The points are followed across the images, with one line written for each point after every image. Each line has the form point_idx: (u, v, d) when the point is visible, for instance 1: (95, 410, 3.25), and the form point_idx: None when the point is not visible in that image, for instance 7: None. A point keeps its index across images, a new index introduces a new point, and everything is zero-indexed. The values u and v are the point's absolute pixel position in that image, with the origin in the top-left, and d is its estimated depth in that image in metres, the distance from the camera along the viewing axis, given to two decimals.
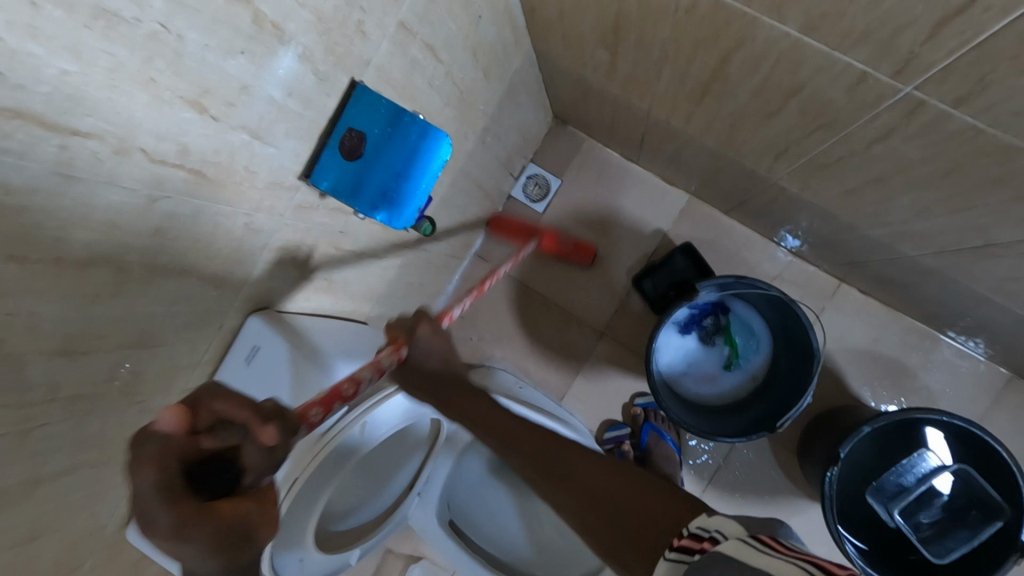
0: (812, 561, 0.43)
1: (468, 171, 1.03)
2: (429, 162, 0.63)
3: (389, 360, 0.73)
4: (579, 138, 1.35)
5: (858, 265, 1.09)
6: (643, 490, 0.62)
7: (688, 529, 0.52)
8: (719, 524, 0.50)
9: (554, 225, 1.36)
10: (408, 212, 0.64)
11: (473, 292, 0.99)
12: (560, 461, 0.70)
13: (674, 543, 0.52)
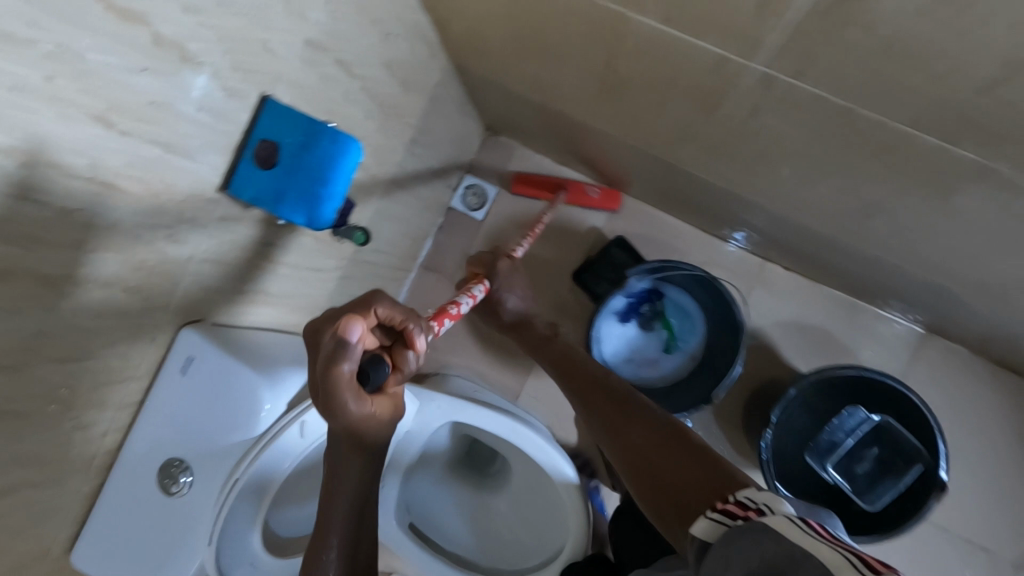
0: (854, 553, 0.45)
1: (400, 182, 1.08)
2: (343, 167, 0.64)
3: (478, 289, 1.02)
4: (512, 146, 1.42)
5: (774, 240, 1.17)
6: (682, 466, 0.67)
7: (736, 497, 0.57)
8: (768, 498, 0.54)
9: (495, 231, 1.42)
10: (327, 213, 0.66)
11: (531, 236, 1.17)
12: (633, 430, 0.80)
13: (718, 507, 0.57)
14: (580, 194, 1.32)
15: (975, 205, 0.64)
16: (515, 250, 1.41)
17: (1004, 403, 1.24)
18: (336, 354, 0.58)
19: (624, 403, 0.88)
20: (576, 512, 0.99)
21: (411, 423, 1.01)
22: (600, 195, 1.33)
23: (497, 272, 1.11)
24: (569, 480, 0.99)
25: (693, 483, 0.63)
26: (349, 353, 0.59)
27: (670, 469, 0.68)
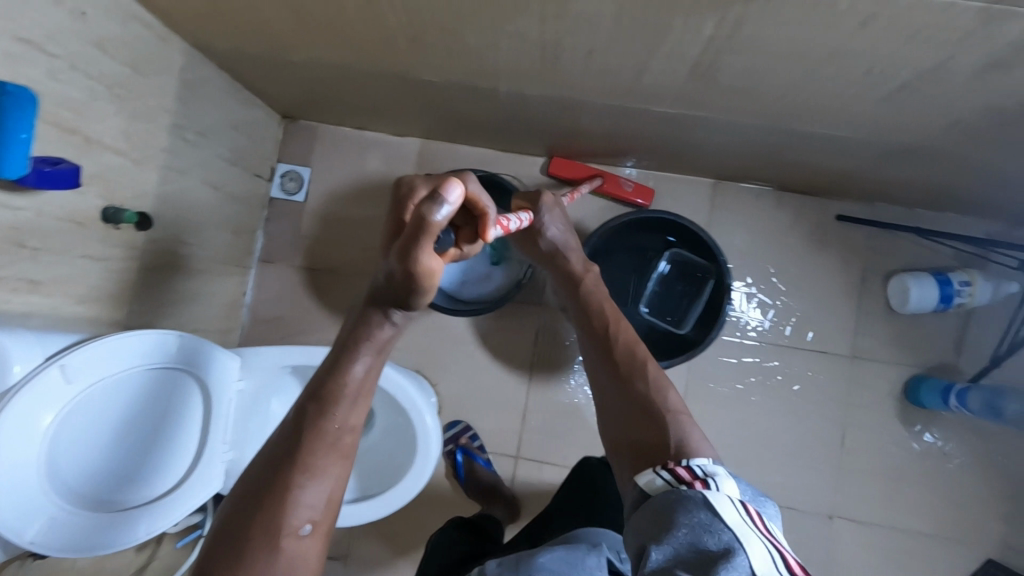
0: (773, 543, 0.67)
1: (180, 168, 1.13)
2: (21, 112, 0.69)
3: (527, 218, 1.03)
4: (313, 126, 1.49)
5: (550, 133, 1.28)
6: (654, 430, 0.88)
7: (688, 464, 0.80)
8: (715, 475, 0.76)
9: (319, 207, 1.48)
10: (15, 155, 0.70)
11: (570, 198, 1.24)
12: (612, 371, 0.97)
13: (668, 467, 0.80)
14: (614, 184, 1.37)
15: (589, 10, 0.75)
16: (343, 219, 1.47)
17: (793, 222, 1.39)
18: (429, 203, 0.57)
19: (601, 331, 1.02)
20: (419, 406, 1.07)
21: (244, 377, 1.03)
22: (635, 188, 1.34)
23: (543, 208, 1.10)
24: (405, 381, 1.07)
25: (657, 440, 0.86)
26: (450, 209, 0.58)
27: (642, 423, 0.90)
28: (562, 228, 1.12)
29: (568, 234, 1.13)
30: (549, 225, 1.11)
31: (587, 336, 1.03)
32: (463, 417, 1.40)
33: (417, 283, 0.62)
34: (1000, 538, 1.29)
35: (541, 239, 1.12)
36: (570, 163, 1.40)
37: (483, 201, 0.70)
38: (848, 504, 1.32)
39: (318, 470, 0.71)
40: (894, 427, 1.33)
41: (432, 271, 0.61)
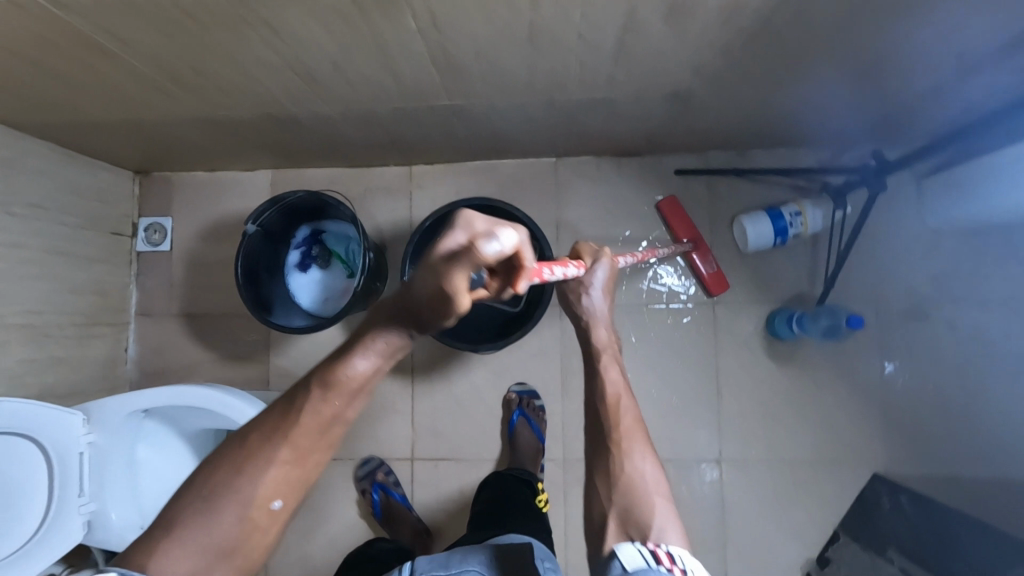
0: None
1: (13, 241, 1.16)
2: None
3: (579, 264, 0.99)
4: (165, 177, 1.52)
5: (379, 143, 1.32)
6: (637, 509, 0.86)
7: (666, 547, 0.79)
8: (691, 565, 0.77)
9: (186, 254, 1.51)
10: None
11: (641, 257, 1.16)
12: (604, 438, 0.94)
13: (648, 548, 0.79)
14: (700, 257, 1.36)
15: (302, 27, 0.79)
16: (211, 261, 1.50)
17: (637, 187, 1.43)
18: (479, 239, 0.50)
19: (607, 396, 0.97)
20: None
21: (93, 430, 1.06)
22: (711, 277, 1.35)
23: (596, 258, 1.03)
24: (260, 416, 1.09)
25: (636, 517, 0.85)
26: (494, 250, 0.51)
27: (617, 496, 0.88)
28: (605, 288, 1.06)
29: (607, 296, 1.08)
30: (598, 284, 1.05)
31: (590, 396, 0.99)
32: (354, 431, 1.43)
33: (440, 304, 0.55)
34: (879, 455, 1.32)
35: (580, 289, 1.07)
36: (680, 209, 1.38)
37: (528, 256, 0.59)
38: (731, 448, 1.36)
39: (299, 455, 0.72)
40: (764, 363, 1.37)
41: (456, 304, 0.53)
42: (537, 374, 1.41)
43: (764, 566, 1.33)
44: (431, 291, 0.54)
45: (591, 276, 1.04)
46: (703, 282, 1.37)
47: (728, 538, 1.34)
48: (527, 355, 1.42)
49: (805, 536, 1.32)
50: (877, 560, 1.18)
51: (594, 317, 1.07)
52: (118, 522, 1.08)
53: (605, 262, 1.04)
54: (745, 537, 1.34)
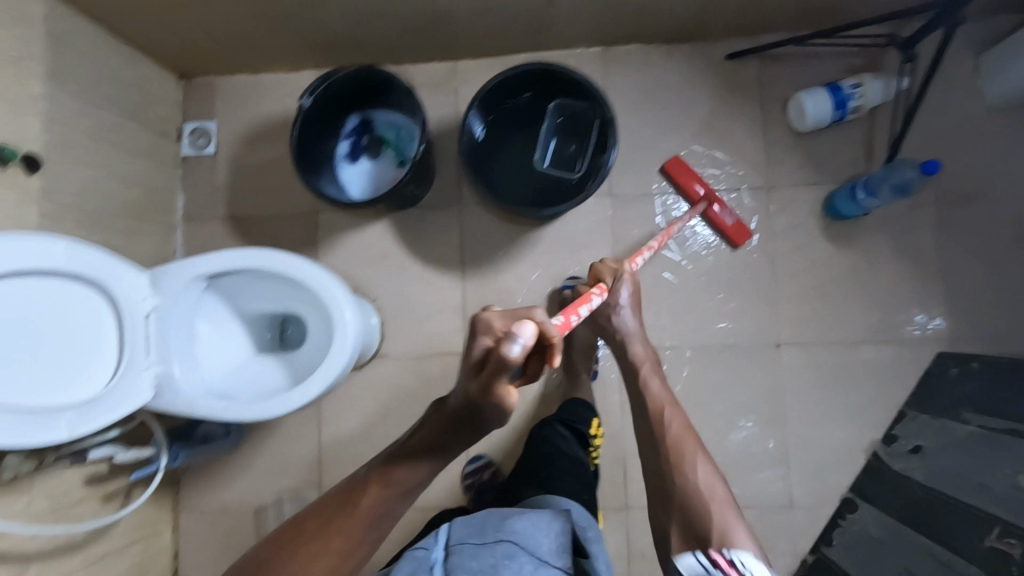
0: None
1: (66, 118, 1.16)
2: None
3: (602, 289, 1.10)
4: (207, 81, 1.50)
5: (428, 29, 1.30)
6: (692, 515, 0.88)
7: (729, 554, 0.80)
8: (750, 565, 0.77)
9: (230, 157, 1.50)
10: None
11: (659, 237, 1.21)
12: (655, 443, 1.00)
13: (712, 554, 0.81)
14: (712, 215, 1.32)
15: None
16: (255, 164, 1.49)
17: (686, 74, 1.40)
18: (506, 343, 0.60)
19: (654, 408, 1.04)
20: (340, 301, 1.06)
21: (158, 294, 1.04)
22: (732, 227, 1.32)
23: (616, 282, 1.14)
24: (327, 277, 1.06)
25: (695, 524, 0.87)
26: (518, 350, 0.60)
27: (678, 515, 0.90)
28: (633, 304, 1.16)
29: (636, 313, 1.16)
30: (626, 303, 1.15)
31: (639, 413, 1.07)
32: (406, 327, 1.42)
33: (490, 401, 0.66)
34: (941, 330, 1.29)
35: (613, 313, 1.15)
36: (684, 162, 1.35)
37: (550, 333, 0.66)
38: (789, 331, 1.33)
39: (343, 548, 0.79)
40: (823, 245, 1.34)
41: (502, 398, 0.64)
42: (590, 264, 1.39)
43: (826, 447, 1.30)
44: (478, 392, 0.65)
45: (618, 298, 1.14)
46: (725, 234, 1.34)
47: (789, 423, 1.32)
48: (578, 247, 1.40)
49: (868, 415, 1.30)
50: (953, 423, 1.12)
51: (631, 337, 1.15)
52: (184, 389, 1.05)
53: (626, 281, 1.14)
54: (806, 420, 1.31)
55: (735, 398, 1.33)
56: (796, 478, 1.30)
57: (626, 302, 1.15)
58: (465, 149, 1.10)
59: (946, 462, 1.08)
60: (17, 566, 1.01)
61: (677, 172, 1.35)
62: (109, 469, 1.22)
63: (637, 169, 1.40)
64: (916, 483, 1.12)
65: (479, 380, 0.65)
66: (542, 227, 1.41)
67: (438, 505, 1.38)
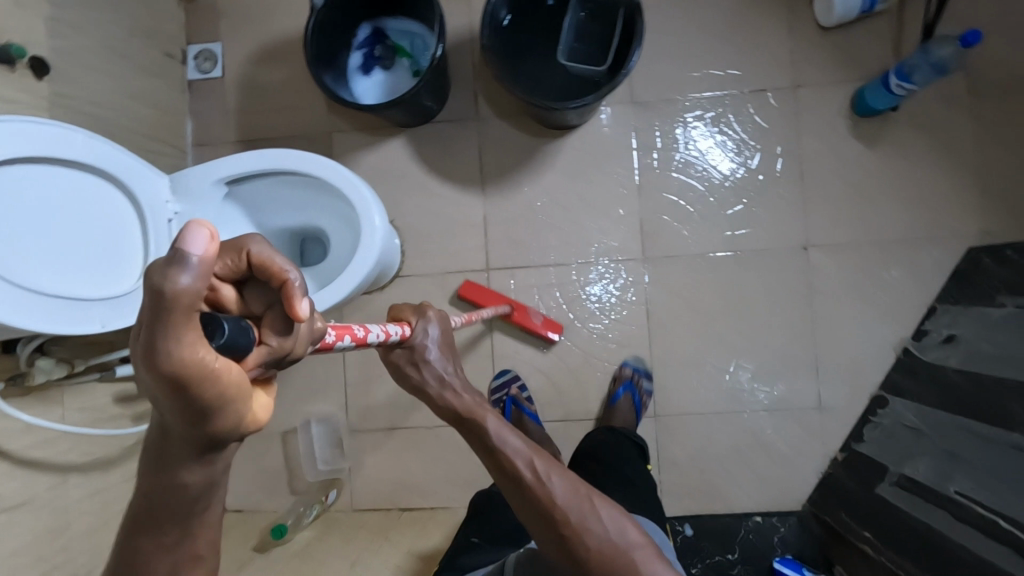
0: None
1: (74, 25, 1.11)
2: None
3: (417, 334, 0.81)
4: (211, 1, 1.45)
5: None
6: None
7: None
8: None
9: (238, 79, 1.45)
10: None
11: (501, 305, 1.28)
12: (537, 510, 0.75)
13: None
14: (523, 316, 1.32)
15: None
16: (266, 85, 1.44)
17: None
18: (160, 261, 0.32)
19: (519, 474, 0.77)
20: (369, 202, 1.01)
21: (178, 199, 1.02)
22: (541, 324, 1.33)
23: (424, 311, 0.84)
24: (348, 172, 1.02)
25: None
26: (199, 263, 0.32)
27: None
28: (445, 348, 0.83)
29: (450, 359, 0.83)
30: (435, 346, 0.82)
31: (505, 484, 0.78)
32: (427, 245, 1.39)
33: (184, 394, 0.35)
34: (974, 225, 1.27)
35: (422, 364, 0.81)
36: (478, 287, 1.34)
37: (276, 264, 0.43)
38: (818, 232, 1.31)
39: None
40: (852, 144, 1.31)
41: (185, 370, 0.34)
42: (613, 172, 1.36)
43: (858, 347, 1.29)
44: (161, 382, 0.34)
45: (422, 339, 0.81)
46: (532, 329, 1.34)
47: (819, 324, 1.31)
48: (601, 156, 1.36)
49: (899, 313, 1.28)
50: (989, 308, 1.11)
51: (449, 386, 0.81)
52: None
53: (433, 319, 0.84)
54: (837, 321, 1.30)
55: (763, 302, 1.32)
56: (828, 379, 1.30)
57: (436, 341, 0.82)
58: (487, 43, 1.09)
59: (985, 344, 1.07)
60: (56, 474, 1.01)
61: (475, 294, 1.34)
62: (137, 389, 1.21)
63: (661, 74, 1.35)
64: (952, 368, 1.11)
65: (146, 354, 0.33)
66: (563, 139, 1.37)
67: None
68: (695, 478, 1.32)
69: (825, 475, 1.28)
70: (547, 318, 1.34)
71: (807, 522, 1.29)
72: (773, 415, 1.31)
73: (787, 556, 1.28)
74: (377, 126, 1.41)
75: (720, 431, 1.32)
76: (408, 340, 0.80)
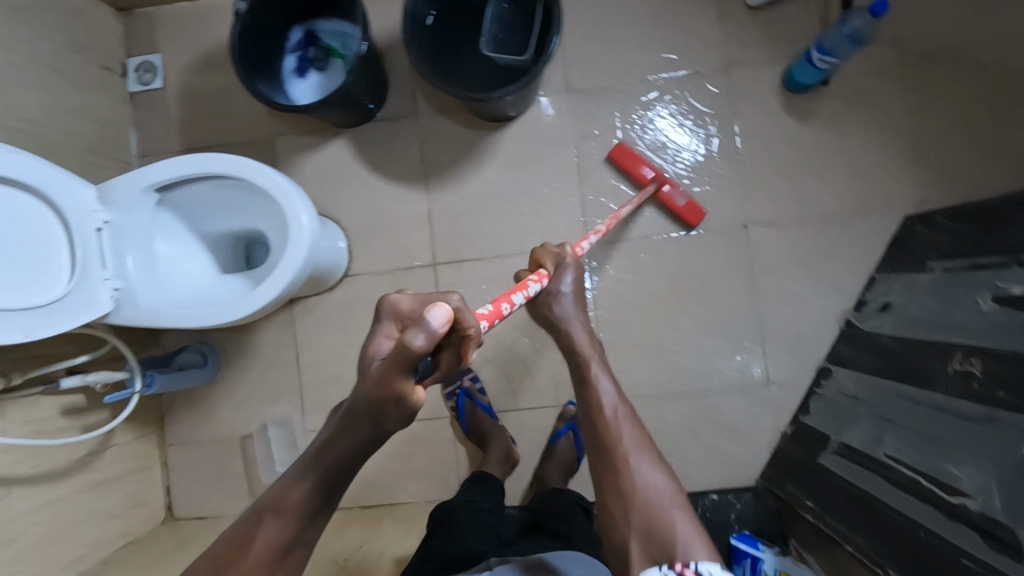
0: None
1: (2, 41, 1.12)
2: None
3: (563, 280, 1.00)
4: (149, 12, 1.46)
5: None
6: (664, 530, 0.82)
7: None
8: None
9: (180, 89, 1.46)
10: None
11: (649, 185, 1.30)
12: (602, 445, 0.89)
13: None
14: (667, 197, 1.31)
15: None
16: (207, 93, 1.45)
17: None
18: (410, 327, 0.54)
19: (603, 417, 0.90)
20: (294, 201, 1.02)
21: (107, 208, 1.02)
22: (682, 208, 1.31)
23: (564, 259, 1.01)
24: (273, 171, 1.02)
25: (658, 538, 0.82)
26: (434, 332, 0.54)
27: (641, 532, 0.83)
28: (576, 294, 1.02)
29: (576, 304, 1.01)
30: (569, 291, 1.01)
31: (586, 418, 0.92)
32: (373, 243, 1.40)
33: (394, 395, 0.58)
34: (909, 193, 1.28)
35: (550, 300, 1.00)
36: (627, 150, 1.32)
37: (469, 323, 0.60)
38: (758, 210, 1.32)
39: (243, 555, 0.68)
40: (786, 120, 1.32)
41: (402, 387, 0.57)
42: (554, 161, 1.37)
43: (802, 319, 1.31)
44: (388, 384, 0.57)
45: (557, 287, 1.00)
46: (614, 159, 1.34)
47: (762, 299, 1.32)
48: (541, 144, 1.37)
49: (839, 285, 1.30)
50: (919, 274, 1.12)
51: (569, 325, 0.99)
52: (146, 300, 1.05)
53: (570, 268, 1.01)
54: (782, 296, 1.31)
55: (707, 279, 1.33)
56: (775, 354, 1.31)
57: (568, 286, 1.01)
58: (407, 39, 1.10)
59: (915, 309, 1.08)
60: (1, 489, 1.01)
61: (624, 158, 1.32)
62: (86, 400, 1.21)
63: (595, 61, 1.37)
64: (886, 336, 1.12)
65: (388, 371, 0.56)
66: (503, 130, 1.38)
67: (422, 414, 1.39)
68: None
69: (777, 449, 1.29)
70: (690, 200, 1.31)
71: (763, 496, 1.30)
72: (722, 392, 1.32)
73: (744, 532, 1.29)
74: (318, 128, 1.42)
75: (672, 411, 1.33)
76: (546, 283, 0.97)
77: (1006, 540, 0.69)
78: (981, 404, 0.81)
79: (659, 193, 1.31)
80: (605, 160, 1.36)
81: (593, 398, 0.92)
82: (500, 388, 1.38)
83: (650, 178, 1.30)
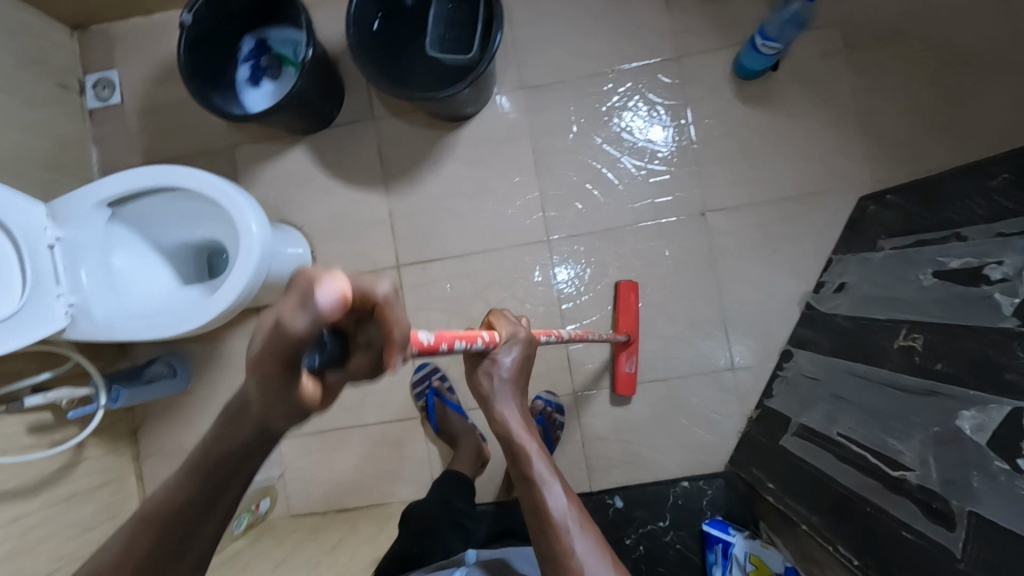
0: None
1: None
2: None
3: (504, 354, 0.71)
4: (104, 29, 1.46)
5: None
6: None
7: None
8: None
9: (138, 103, 1.46)
10: None
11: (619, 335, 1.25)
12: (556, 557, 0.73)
13: None
14: (621, 360, 1.29)
15: None
16: (166, 106, 1.45)
17: None
18: (293, 297, 0.40)
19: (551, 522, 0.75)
20: (244, 210, 1.03)
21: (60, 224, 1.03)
22: (624, 377, 1.29)
23: (512, 336, 0.71)
24: (224, 183, 1.03)
25: None
26: (322, 315, 0.40)
27: None
28: (521, 372, 0.73)
29: (517, 396, 0.75)
30: (511, 373, 0.72)
31: (534, 524, 0.76)
32: (337, 247, 1.41)
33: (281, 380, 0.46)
34: (863, 173, 1.29)
35: (494, 377, 0.72)
36: (630, 295, 1.29)
37: (389, 318, 0.44)
38: (714, 197, 1.33)
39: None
40: (739, 107, 1.33)
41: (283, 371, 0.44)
42: (511, 157, 1.38)
43: (763, 303, 1.32)
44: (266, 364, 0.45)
45: (501, 362, 0.71)
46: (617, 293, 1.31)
47: (724, 285, 1.33)
48: (498, 142, 1.38)
49: (798, 267, 1.31)
50: (871, 253, 1.13)
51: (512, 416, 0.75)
52: (102, 315, 1.06)
53: (516, 345, 0.72)
54: (741, 282, 1.32)
55: (668, 268, 1.34)
56: (737, 339, 1.32)
57: (510, 369, 0.72)
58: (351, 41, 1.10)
59: (866, 287, 1.08)
60: None
61: (623, 301, 1.30)
62: (54, 418, 1.23)
63: (548, 56, 1.37)
64: (842, 315, 1.13)
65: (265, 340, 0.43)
66: (460, 130, 1.39)
67: (393, 416, 1.39)
68: (620, 449, 1.34)
69: (744, 433, 1.30)
70: (631, 375, 1.30)
71: (733, 481, 1.31)
72: (688, 379, 1.33)
73: (716, 518, 1.29)
74: (276, 136, 1.42)
75: (639, 401, 1.34)
76: (490, 359, 0.70)
77: (940, 510, 0.71)
78: (920, 377, 0.83)
79: (625, 352, 1.29)
80: (611, 288, 1.34)
81: (539, 502, 0.76)
82: (468, 387, 1.39)
83: (629, 337, 1.28)
